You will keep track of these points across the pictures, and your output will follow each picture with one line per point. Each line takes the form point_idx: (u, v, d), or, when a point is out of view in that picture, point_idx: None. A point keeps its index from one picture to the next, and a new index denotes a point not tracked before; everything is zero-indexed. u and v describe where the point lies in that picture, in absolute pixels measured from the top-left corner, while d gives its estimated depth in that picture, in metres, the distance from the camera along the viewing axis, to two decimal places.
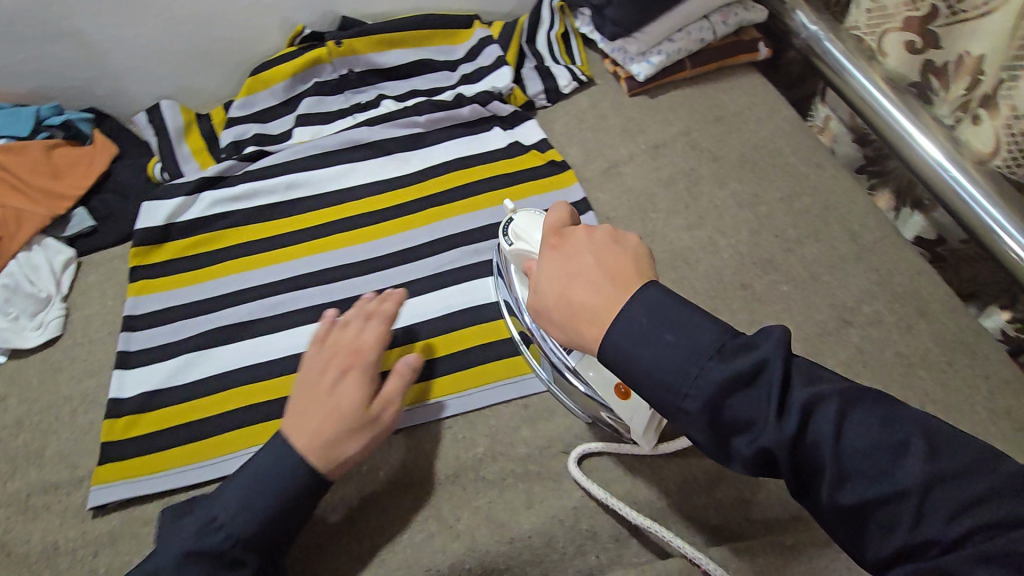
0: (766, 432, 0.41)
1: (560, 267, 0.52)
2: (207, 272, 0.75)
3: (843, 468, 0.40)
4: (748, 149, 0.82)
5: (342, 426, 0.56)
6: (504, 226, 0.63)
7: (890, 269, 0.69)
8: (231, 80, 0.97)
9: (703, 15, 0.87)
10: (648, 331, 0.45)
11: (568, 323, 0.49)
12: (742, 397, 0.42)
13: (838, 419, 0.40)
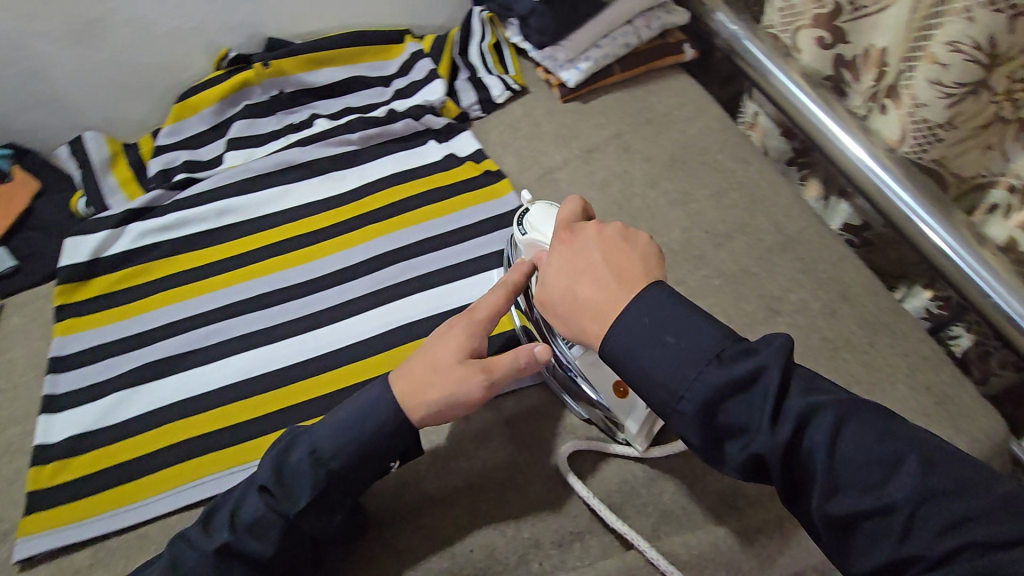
0: (760, 439, 0.43)
1: (568, 262, 0.53)
2: (136, 307, 0.73)
3: (836, 479, 0.41)
4: (678, 149, 0.84)
5: (431, 380, 0.53)
6: (517, 216, 0.64)
7: (814, 258, 0.72)
8: (159, 107, 0.95)
9: (627, 20, 0.88)
10: (649, 334, 0.47)
11: (572, 317, 0.52)
12: (739, 401, 0.44)
13: (832, 429, 0.42)
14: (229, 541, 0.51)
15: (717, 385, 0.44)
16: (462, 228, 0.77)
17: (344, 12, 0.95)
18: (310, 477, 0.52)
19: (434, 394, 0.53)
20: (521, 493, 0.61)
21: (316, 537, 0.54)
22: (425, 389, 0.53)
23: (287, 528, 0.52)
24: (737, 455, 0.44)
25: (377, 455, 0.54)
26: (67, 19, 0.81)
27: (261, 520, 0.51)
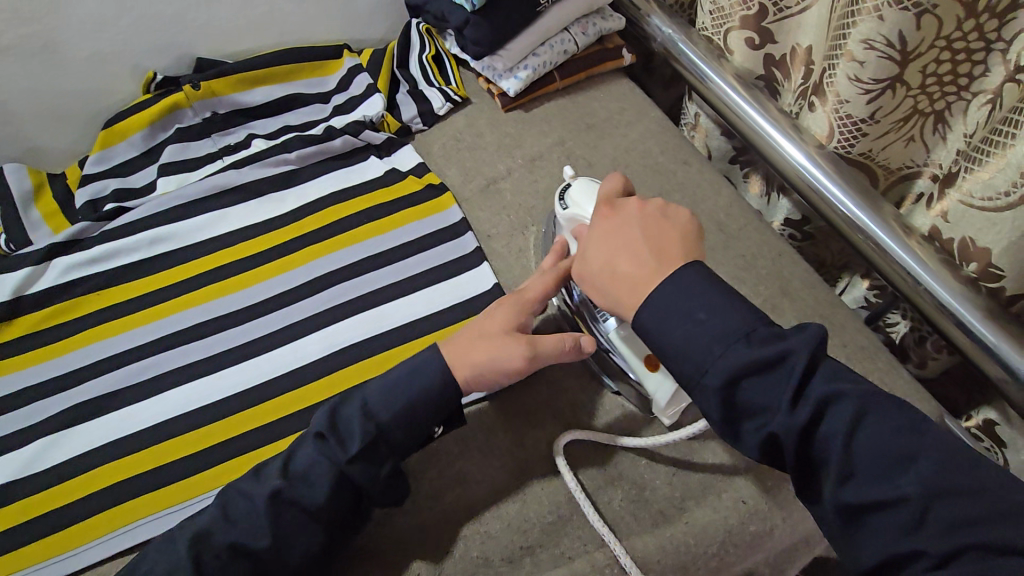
0: (778, 419, 0.46)
1: (608, 237, 0.56)
2: (63, 345, 0.70)
3: (850, 468, 0.45)
4: (620, 153, 0.84)
5: (478, 344, 0.58)
6: (561, 190, 0.65)
7: (755, 254, 0.72)
8: (86, 134, 0.91)
9: (564, 27, 0.89)
10: (682, 310, 0.50)
11: (609, 289, 0.54)
12: (758, 380, 0.47)
13: (851, 419, 0.45)
14: (280, 487, 0.53)
15: (740, 363, 0.47)
16: (406, 244, 0.76)
17: (278, 30, 0.93)
18: (361, 426, 0.55)
19: (479, 358, 0.58)
20: (471, 511, 0.59)
21: (361, 490, 0.54)
22: (470, 355, 0.58)
23: (336, 477, 0.53)
24: (753, 433, 0.47)
25: (422, 418, 0.56)
26: None
27: (315, 465, 0.53)
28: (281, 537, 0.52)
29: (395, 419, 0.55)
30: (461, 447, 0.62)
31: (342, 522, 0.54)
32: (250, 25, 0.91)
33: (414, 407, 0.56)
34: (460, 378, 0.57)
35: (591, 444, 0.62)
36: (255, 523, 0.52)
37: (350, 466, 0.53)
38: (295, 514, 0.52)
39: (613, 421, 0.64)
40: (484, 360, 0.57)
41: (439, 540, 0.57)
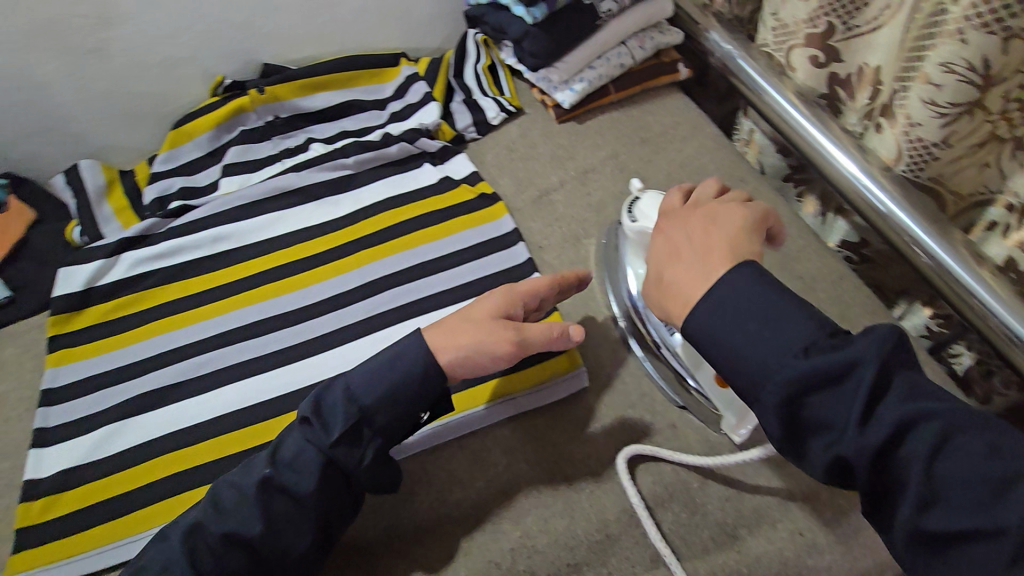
0: (849, 439, 0.43)
1: (662, 246, 0.55)
2: (130, 336, 0.73)
3: (934, 493, 0.42)
4: (674, 169, 0.84)
5: (464, 326, 0.58)
6: (628, 203, 0.64)
7: (814, 276, 0.71)
8: (156, 134, 0.95)
9: (621, 41, 0.89)
10: (733, 316, 0.48)
11: (659, 298, 0.54)
12: (824, 397, 0.44)
13: (934, 443, 0.42)
14: (270, 474, 0.52)
15: (806, 378, 0.44)
16: (458, 252, 0.77)
17: (339, 38, 0.96)
18: (348, 411, 0.54)
19: (466, 339, 0.57)
20: (517, 524, 0.58)
21: (351, 476, 0.54)
22: (458, 335, 0.57)
23: (324, 464, 0.53)
24: (820, 452, 0.45)
25: (413, 403, 0.55)
26: (64, 50, 0.82)
27: (304, 451, 0.53)
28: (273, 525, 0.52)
29: (387, 405, 0.55)
30: (508, 458, 0.62)
31: (337, 511, 0.53)
32: (313, 32, 0.94)
33: (409, 394, 0.55)
34: (441, 356, 0.57)
35: (648, 458, 0.62)
36: (249, 512, 0.52)
37: (341, 451, 0.53)
38: (288, 500, 0.52)
39: (663, 440, 0.63)
40: (471, 343, 0.57)
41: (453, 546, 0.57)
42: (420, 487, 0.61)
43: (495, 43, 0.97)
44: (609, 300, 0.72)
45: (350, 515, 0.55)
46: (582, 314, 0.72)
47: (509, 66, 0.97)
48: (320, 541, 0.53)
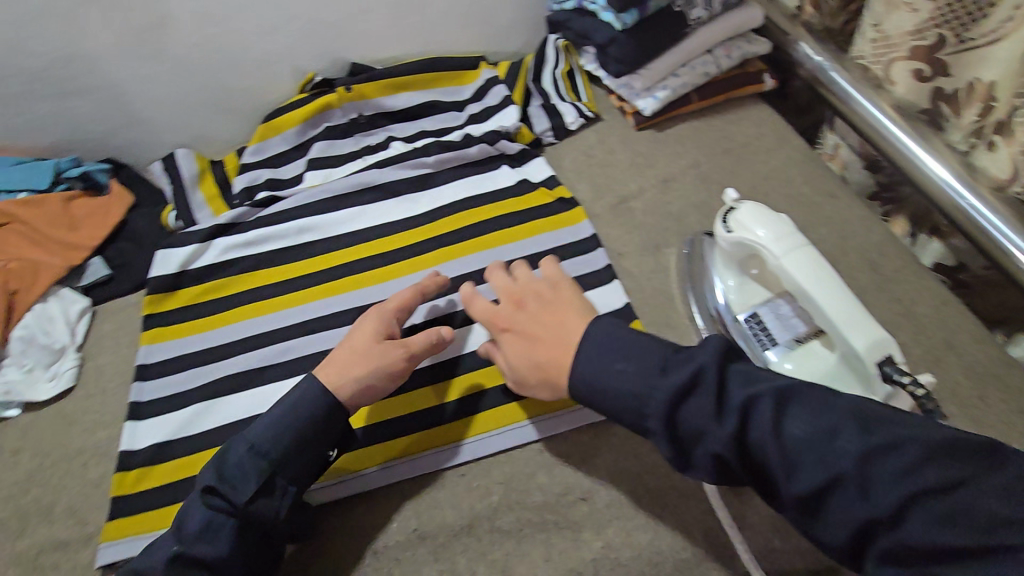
0: (707, 435, 0.44)
1: (518, 329, 0.58)
2: (220, 319, 0.75)
3: (791, 458, 0.41)
4: (760, 180, 0.81)
5: (352, 359, 0.59)
6: (722, 214, 0.62)
7: (913, 300, 0.67)
8: (244, 127, 0.99)
9: (707, 49, 0.87)
10: (604, 365, 0.50)
11: (541, 378, 0.55)
12: (692, 405, 0.46)
13: (774, 414, 0.43)
14: (180, 549, 0.50)
15: (670, 392, 0.46)
16: (536, 255, 0.77)
17: (423, 39, 0.98)
18: (254, 467, 0.53)
19: (359, 372, 0.59)
20: (599, 534, 0.57)
21: (269, 527, 0.53)
22: (347, 370, 0.58)
23: (238, 523, 0.52)
24: (696, 452, 0.46)
25: (316, 442, 0.56)
26: (170, 46, 0.86)
27: (213, 519, 0.52)
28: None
29: (286, 455, 0.54)
30: (588, 465, 0.61)
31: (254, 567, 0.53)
32: (398, 34, 0.96)
33: (308, 434, 0.55)
34: (339, 393, 0.57)
35: None
36: None
37: (257, 505, 0.52)
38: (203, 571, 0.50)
39: None
40: (363, 373, 0.59)
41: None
42: (500, 488, 0.60)
43: (575, 49, 0.96)
44: (692, 312, 0.69)
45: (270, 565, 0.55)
46: (663, 325, 0.69)
47: (587, 72, 0.97)
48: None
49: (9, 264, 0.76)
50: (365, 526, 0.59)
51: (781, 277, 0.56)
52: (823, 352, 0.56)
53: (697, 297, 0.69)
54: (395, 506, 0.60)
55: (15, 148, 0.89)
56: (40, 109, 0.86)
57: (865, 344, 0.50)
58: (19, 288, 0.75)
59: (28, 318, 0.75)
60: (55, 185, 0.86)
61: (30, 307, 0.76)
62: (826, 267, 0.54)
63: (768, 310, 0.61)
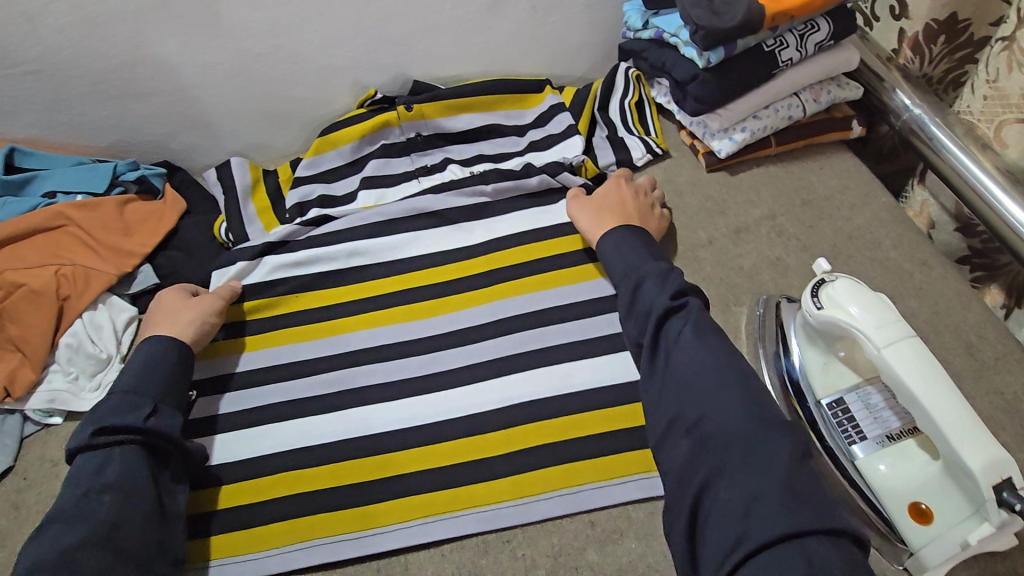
0: (653, 302, 0.60)
1: (616, 197, 0.75)
2: (266, 339, 0.73)
3: (688, 340, 0.57)
4: (841, 239, 0.75)
5: (176, 322, 0.69)
6: (812, 286, 0.57)
7: (1017, 393, 0.61)
8: (300, 137, 0.98)
9: (794, 91, 0.81)
10: (646, 240, 0.68)
11: (597, 220, 0.73)
12: (651, 290, 0.61)
13: (699, 318, 0.59)
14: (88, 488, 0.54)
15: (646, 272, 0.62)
16: (596, 301, 0.72)
17: (490, 59, 0.95)
18: (136, 400, 0.59)
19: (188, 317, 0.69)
20: None
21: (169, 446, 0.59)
22: (178, 321, 0.69)
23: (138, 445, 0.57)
24: (636, 317, 0.62)
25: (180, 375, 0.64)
26: (236, 55, 0.84)
27: (113, 453, 0.56)
28: (133, 522, 0.53)
29: (154, 386, 0.61)
30: (643, 546, 0.57)
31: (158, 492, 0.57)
32: (465, 53, 0.93)
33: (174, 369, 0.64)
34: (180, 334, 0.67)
35: None
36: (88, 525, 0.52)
37: (153, 421, 0.58)
38: (120, 497, 0.54)
39: None
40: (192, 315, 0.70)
41: None
42: (546, 561, 0.57)
43: (646, 78, 0.91)
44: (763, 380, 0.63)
45: (183, 486, 0.60)
46: None
47: (657, 104, 0.92)
48: (174, 513, 0.57)
49: (62, 268, 0.75)
50: None
51: (880, 370, 0.50)
52: (923, 457, 0.51)
53: (768, 362, 0.64)
54: (434, 567, 0.58)
55: (76, 146, 0.89)
56: (104, 109, 0.85)
57: (982, 462, 0.44)
58: (69, 295, 0.74)
59: (76, 326, 0.74)
60: (112, 188, 0.85)
61: (80, 314, 0.75)
62: (935, 365, 0.48)
63: (857, 399, 0.56)
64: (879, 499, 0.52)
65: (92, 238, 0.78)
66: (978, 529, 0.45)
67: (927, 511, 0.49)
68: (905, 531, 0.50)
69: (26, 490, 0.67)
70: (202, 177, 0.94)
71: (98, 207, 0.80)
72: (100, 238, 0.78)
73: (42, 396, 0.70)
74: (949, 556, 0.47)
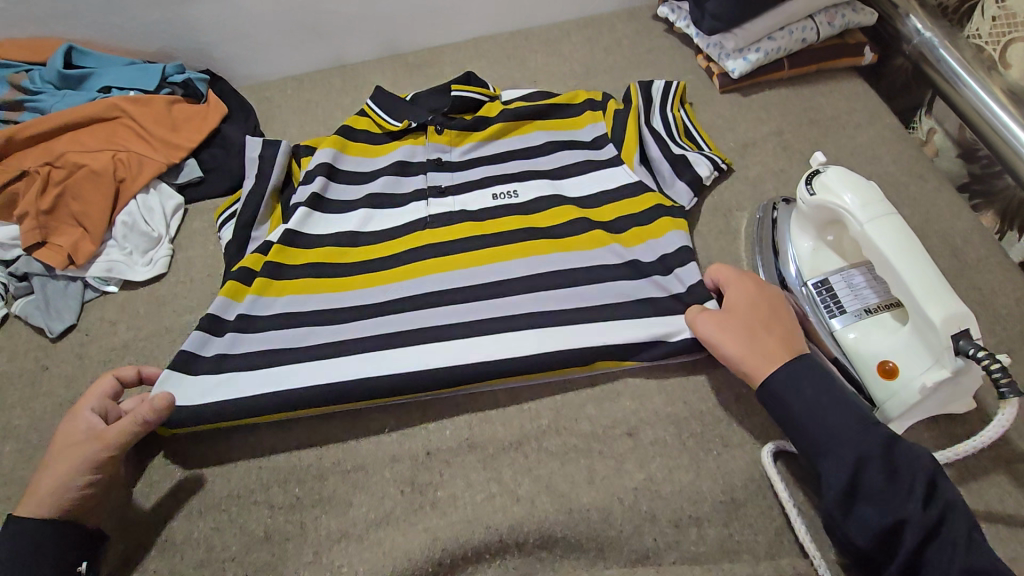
0: (894, 502, 0.47)
1: (748, 315, 0.59)
2: (309, 255, 0.71)
3: (934, 545, 0.46)
4: (844, 155, 0.79)
5: (48, 480, 0.54)
6: (807, 176, 0.61)
7: (993, 289, 0.66)
8: (333, 53, 1.03)
9: (808, 15, 0.84)
10: (840, 388, 0.54)
11: (747, 351, 0.57)
12: (880, 478, 0.48)
13: (946, 511, 0.47)
14: None
15: (870, 451, 0.49)
16: (601, 196, 0.76)
17: None
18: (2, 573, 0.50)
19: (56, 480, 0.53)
20: (641, 467, 0.59)
21: None
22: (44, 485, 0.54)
23: None
24: (864, 520, 0.48)
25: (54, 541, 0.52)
26: None
27: None
28: None
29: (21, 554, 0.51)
30: (637, 404, 0.63)
31: None
32: None
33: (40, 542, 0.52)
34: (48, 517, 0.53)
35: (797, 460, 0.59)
36: None
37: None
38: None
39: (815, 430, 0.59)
40: (61, 480, 0.53)
41: (373, 487, 0.59)
42: (550, 413, 0.63)
43: (686, 103, 0.85)
44: (774, 266, 0.66)
45: None
46: None
47: (701, 125, 0.84)
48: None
49: (118, 154, 0.83)
50: (421, 429, 0.63)
51: (862, 245, 0.55)
52: (893, 325, 0.56)
53: (793, 258, 0.64)
54: (449, 414, 0.63)
55: (128, 51, 0.95)
56: (152, 13, 0.91)
57: (943, 316, 0.49)
58: (125, 179, 0.81)
59: (130, 206, 0.81)
60: (161, 89, 0.91)
61: (134, 196, 0.82)
62: (911, 237, 0.53)
63: (840, 279, 0.61)
64: (852, 363, 0.58)
65: (144, 130, 0.85)
66: (935, 374, 0.51)
67: (893, 368, 0.54)
68: (871, 388, 0.56)
69: (87, 343, 0.75)
70: (241, 106, 0.95)
71: (149, 103, 0.87)
72: (151, 130, 0.85)
73: (100, 265, 0.78)
74: (912, 402, 0.53)
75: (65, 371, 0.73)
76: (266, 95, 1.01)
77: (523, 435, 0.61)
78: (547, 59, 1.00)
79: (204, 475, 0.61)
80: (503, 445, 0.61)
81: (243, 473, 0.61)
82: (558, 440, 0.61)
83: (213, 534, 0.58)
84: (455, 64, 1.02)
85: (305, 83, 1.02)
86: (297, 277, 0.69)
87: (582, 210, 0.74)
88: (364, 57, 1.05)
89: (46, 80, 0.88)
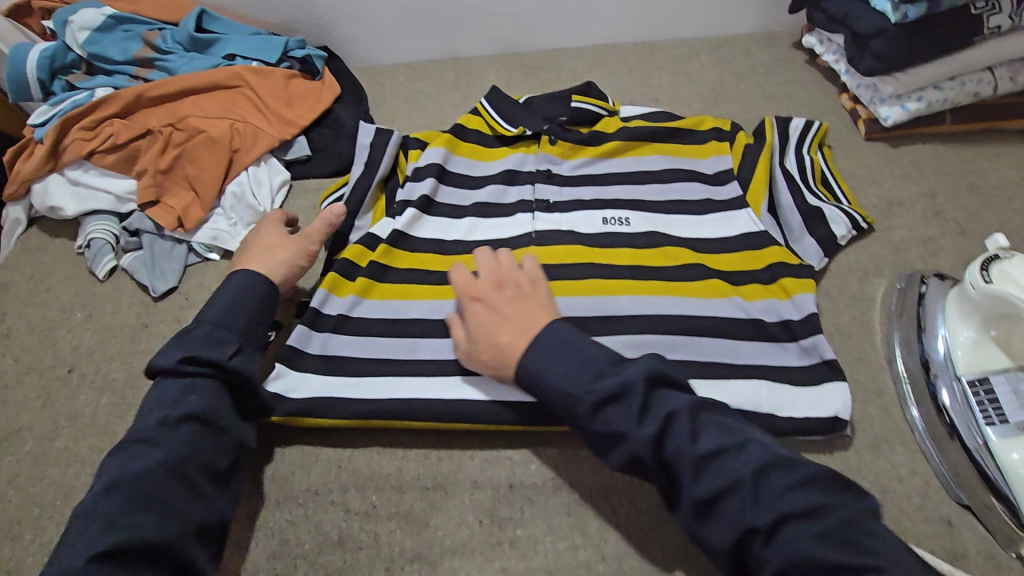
0: (631, 437, 0.45)
1: (487, 318, 0.56)
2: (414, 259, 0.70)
3: (675, 461, 0.44)
4: (1007, 230, 0.71)
5: (270, 254, 0.64)
6: (983, 259, 0.55)
7: None
8: (451, 45, 1.01)
9: (986, 66, 0.75)
10: (557, 333, 0.51)
11: (496, 363, 0.54)
12: (619, 409, 0.46)
13: (684, 425, 0.45)
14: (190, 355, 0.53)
15: (600, 394, 0.46)
16: (721, 239, 0.70)
17: None
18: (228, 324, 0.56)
19: (281, 259, 0.64)
20: None
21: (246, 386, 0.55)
22: (268, 259, 0.64)
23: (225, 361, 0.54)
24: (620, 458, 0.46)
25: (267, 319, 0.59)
26: None
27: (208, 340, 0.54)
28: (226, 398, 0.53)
29: (243, 317, 0.57)
30: None
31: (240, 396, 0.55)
32: None
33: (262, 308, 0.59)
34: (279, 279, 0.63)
35: None
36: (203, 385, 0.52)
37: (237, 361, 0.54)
38: (196, 425, 0.50)
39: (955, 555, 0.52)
40: (281, 259, 0.65)
41: (452, 511, 0.57)
42: None
43: (825, 146, 0.78)
44: (918, 349, 0.60)
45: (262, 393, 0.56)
46: (868, 394, 0.60)
47: (839, 173, 0.77)
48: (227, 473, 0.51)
49: (235, 123, 0.83)
50: (506, 458, 0.60)
51: None
52: None
53: (943, 344, 0.59)
54: (538, 447, 0.60)
55: (255, 20, 0.96)
56: None
57: None
58: (239, 150, 0.82)
59: (241, 178, 0.82)
60: (280, 62, 0.91)
61: (245, 168, 0.83)
62: None
63: (1004, 381, 0.55)
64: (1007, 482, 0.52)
65: (262, 102, 0.85)
66: None
67: None
68: None
69: (186, 308, 0.76)
70: (353, 83, 0.95)
71: (270, 75, 0.87)
72: (268, 103, 0.85)
73: (206, 233, 0.79)
74: None
75: (165, 331, 0.74)
76: (378, 79, 1.00)
77: (615, 485, 0.58)
78: (671, 78, 0.94)
79: (285, 466, 0.61)
80: (592, 493, 0.57)
81: (323, 471, 0.60)
82: (651, 498, 0.57)
83: (288, 527, 0.57)
84: (574, 70, 0.98)
85: (419, 71, 1.00)
86: (399, 280, 0.68)
87: (697, 253, 0.69)
88: (480, 52, 1.02)
89: (177, 41, 0.90)
